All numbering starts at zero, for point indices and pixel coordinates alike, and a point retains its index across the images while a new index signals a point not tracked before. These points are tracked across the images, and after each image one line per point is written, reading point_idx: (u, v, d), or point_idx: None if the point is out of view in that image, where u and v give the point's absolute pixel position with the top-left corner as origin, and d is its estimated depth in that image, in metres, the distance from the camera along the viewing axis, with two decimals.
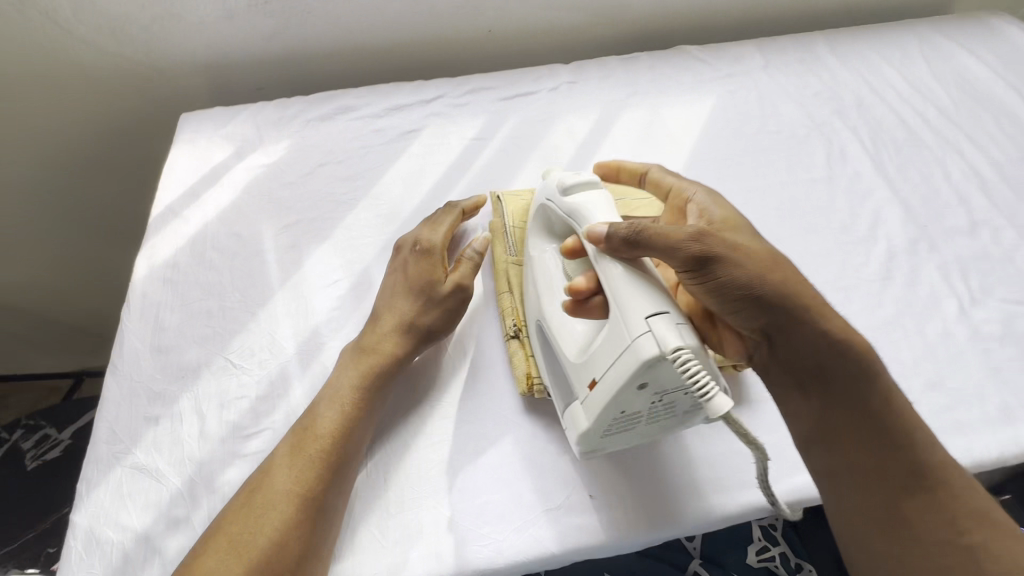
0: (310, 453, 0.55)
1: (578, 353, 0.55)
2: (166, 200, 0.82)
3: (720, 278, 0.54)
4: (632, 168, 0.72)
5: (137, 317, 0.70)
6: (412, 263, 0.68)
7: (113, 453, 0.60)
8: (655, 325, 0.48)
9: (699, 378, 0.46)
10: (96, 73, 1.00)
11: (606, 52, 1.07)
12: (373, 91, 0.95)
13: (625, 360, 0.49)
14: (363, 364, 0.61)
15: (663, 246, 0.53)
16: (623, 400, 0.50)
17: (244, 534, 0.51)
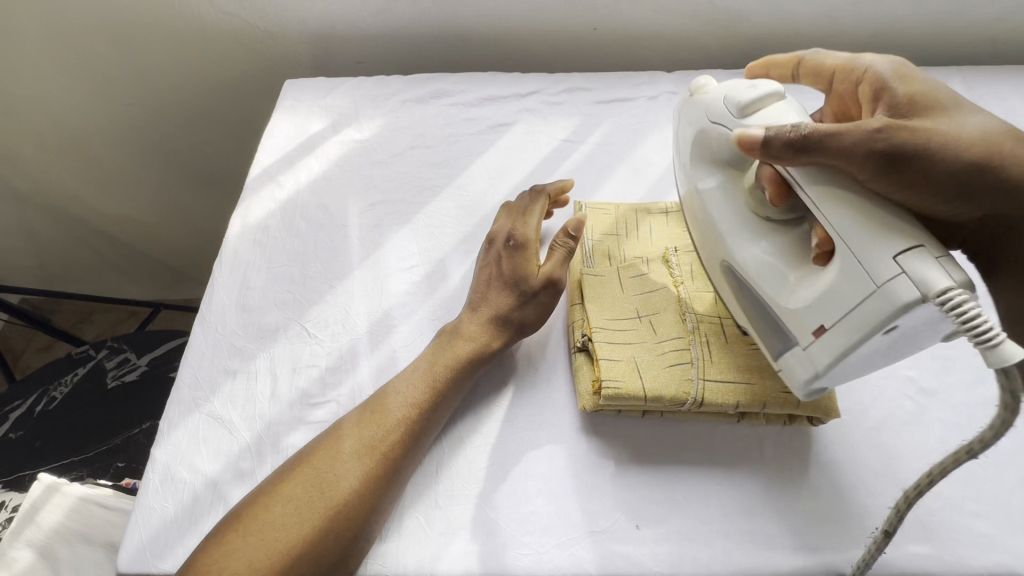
0: (382, 428, 0.57)
1: (795, 298, 0.51)
2: (264, 162, 0.86)
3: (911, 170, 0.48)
4: (784, 61, 0.64)
5: (226, 273, 0.74)
6: (508, 258, 0.69)
7: (193, 399, 0.64)
8: (908, 265, 0.42)
9: (975, 316, 0.39)
10: (214, 31, 1.06)
11: (711, 64, 1.03)
12: (470, 79, 0.95)
13: (868, 309, 0.44)
14: (442, 348, 0.63)
15: (848, 151, 0.47)
16: (866, 339, 0.46)
17: (330, 478, 0.54)
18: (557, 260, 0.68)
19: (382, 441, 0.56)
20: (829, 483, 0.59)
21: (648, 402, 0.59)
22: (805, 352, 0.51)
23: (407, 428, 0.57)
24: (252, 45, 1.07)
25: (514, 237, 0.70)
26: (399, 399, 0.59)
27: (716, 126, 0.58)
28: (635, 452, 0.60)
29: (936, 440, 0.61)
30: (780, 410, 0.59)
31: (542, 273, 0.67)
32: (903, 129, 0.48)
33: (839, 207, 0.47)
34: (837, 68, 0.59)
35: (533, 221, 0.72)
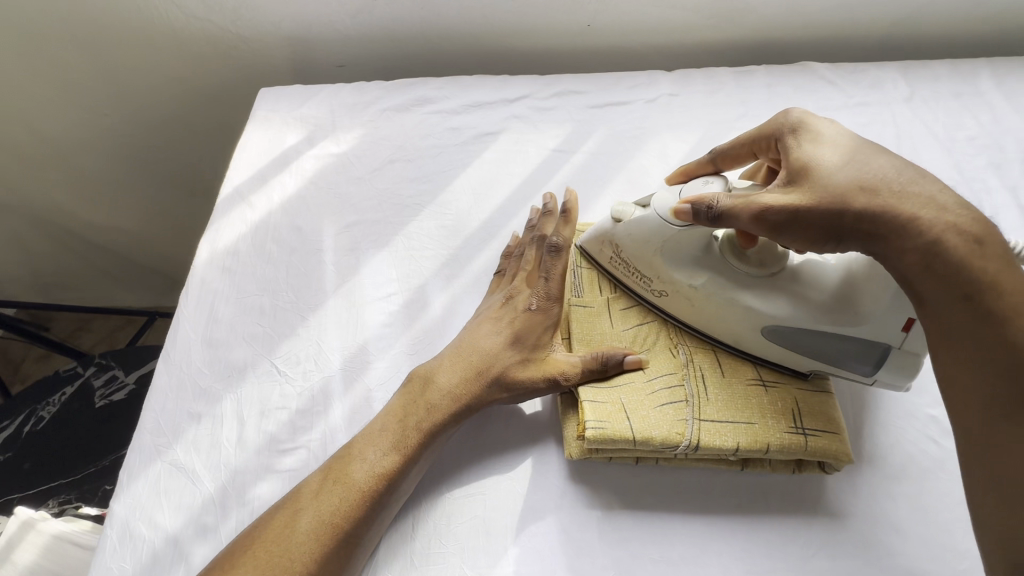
0: (340, 494, 0.50)
1: (866, 313, 0.53)
2: (235, 180, 0.81)
3: (800, 223, 0.50)
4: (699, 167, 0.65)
5: (193, 303, 0.70)
6: (527, 317, 0.60)
7: (154, 446, 0.60)
8: None
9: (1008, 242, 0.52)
10: (186, 36, 1.00)
11: (716, 60, 0.95)
12: (456, 83, 0.89)
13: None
14: (425, 407, 0.55)
15: (745, 216, 0.51)
16: None
17: (284, 560, 0.47)
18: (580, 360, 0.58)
19: (337, 513, 0.50)
20: (844, 541, 0.53)
21: (637, 446, 0.53)
22: (903, 349, 0.53)
23: (368, 499, 0.51)
24: (226, 49, 1.02)
25: (539, 301, 0.61)
26: (364, 465, 0.52)
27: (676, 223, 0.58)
28: (628, 505, 0.55)
29: (962, 490, 0.55)
30: (783, 455, 0.54)
31: (555, 363, 0.58)
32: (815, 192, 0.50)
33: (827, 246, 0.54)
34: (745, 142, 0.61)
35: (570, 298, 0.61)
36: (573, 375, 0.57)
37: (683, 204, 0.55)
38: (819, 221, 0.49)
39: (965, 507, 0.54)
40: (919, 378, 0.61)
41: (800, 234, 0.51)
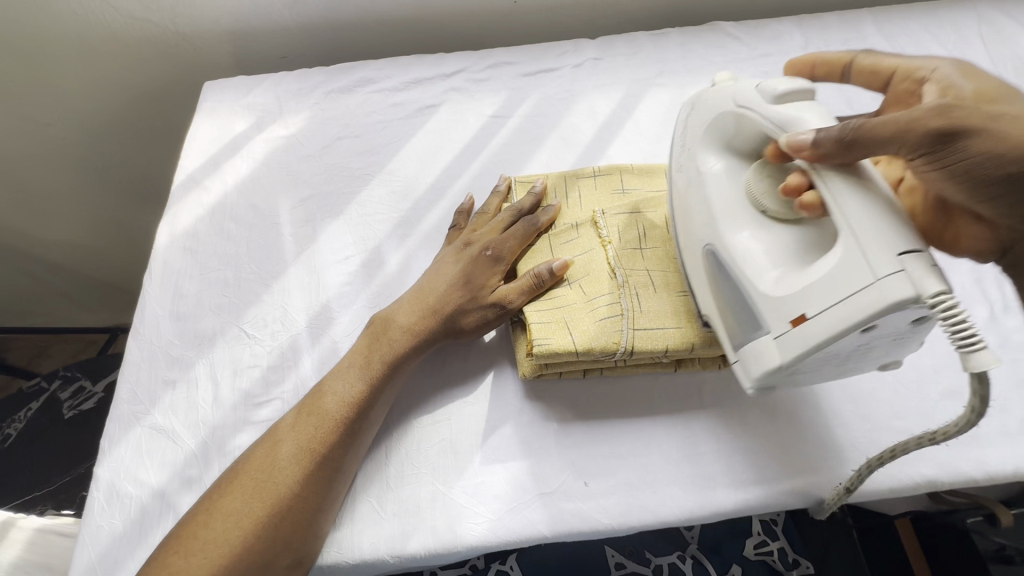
0: (317, 422, 0.56)
1: (778, 283, 0.50)
2: (188, 168, 0.84)
3: (973, 152, 0.46)
4: (833, 59, 0.59)
5: (158, 284, 0.73)
6: (476, 261, 0.65)
7: (133, 414, 0.63)
8: (908, 264, 0.41)
9: (961, 321, 0.39)
10: (126, 37, 1.02)
11: (635, 25, 1.03)
12: (395, 63, 0.94)
13: (856, 303, 0.43)
14: (387, 344, 0.61)
15: (884, 145, 0.46)
16: (842, 333, 0.44)
17: (269, 483, 0.53)
18: (523, 281, 0.63)
19: (317, 438, 0.55)
20: (767, 419, 0.61)
21: (581, 356, 0.60)
22: (776, 341, 0.49)
23: (342, 424, 0.56)
24: (166, 48, 1.04)
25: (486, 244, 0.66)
26: (335, 397, 0.58)
27: (744, 109, 0.54)
28: (580, 412, 0.61)
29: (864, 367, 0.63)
30: (709, 352, 0.61)
31: (498, 291, 0.63)
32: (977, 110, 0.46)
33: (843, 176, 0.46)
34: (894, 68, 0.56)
35: (515, 242, 0.67)
36: (518, 303, 0.62)
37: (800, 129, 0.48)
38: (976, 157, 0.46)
39: (867, 380, 0.63)
40: None
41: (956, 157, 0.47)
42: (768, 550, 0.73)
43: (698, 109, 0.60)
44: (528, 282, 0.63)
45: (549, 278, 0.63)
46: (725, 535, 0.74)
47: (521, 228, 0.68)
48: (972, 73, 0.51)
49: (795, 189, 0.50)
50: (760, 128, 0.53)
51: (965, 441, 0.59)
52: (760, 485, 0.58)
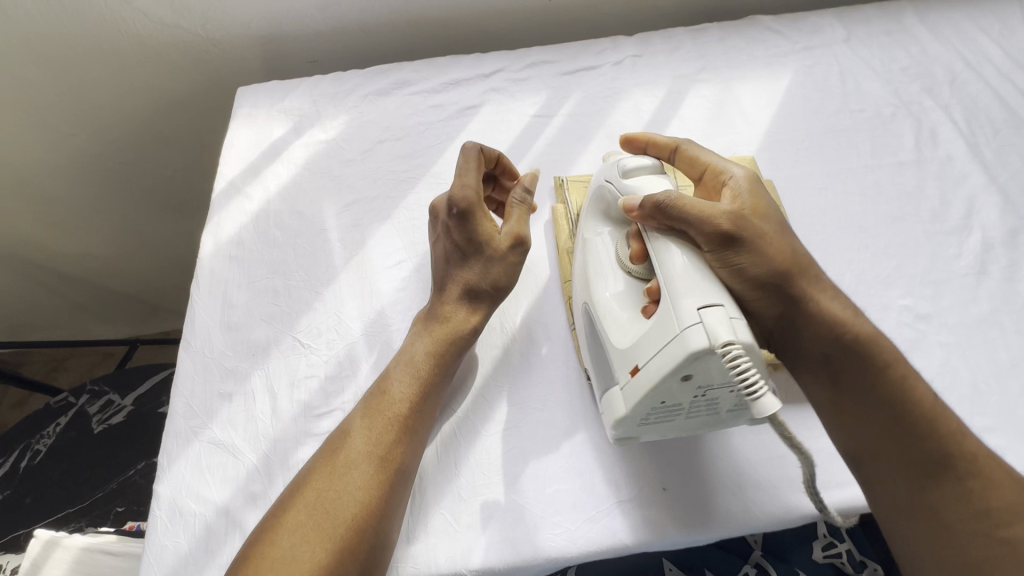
0: (385, 418, 0.55)
1: (621, 337, 0.52)
2: (227, 175, 0.82)
3: (741, 257, 0.51)
4: (663, 143, 0.64)
5: (206, 293, 0.71)
6: (453, 223, 0.60)
7: (190, 428, 0.62)
8: (706, 316, 0.44)
9: (747, 374, 0.42)
10: (155, 45, 1.00)
11: (669, 22, 1.02)
12: (431, 65, 0.92)
13: (670, 351, 0.45)
14: (429, 342, 0.59)
15: (693, 221, 0.51)
16: (666, 382, 0.46)
17: (331, 495, 0.50)
18: (516, 216, 0.62)
19: (386, 441, 0.53)
20: None
21: None
22: (623, 389, 0.50)
23: (409, 422, 0.55)
24: (193, 53, 1.02)
25: (453, 198, 0.59)
26: (389, 400, 0.56)
27: (607, 185, 0.60)
28: None
29: (938, 364, 0.62)
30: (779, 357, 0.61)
31: (496, 236, 0.60)
32: (749, 230, 0.52)
33: (673, 251, 0.51)
34: (705, 166, 0.60)
35: (473, 179, 0.61)
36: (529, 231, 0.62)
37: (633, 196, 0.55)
38: (746, 257, 0.51)
39: (943, 378, 0.61)
40: (886, 274, 0.68)
41: (728, 255, 0.51)
42: (837, 552, 0.71)
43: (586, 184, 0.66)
44: (523, 212, 0.61)
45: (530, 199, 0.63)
46: (792, 540, 0.71)
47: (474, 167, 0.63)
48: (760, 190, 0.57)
49: (638, 255, 0.56)
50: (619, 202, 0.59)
51: None
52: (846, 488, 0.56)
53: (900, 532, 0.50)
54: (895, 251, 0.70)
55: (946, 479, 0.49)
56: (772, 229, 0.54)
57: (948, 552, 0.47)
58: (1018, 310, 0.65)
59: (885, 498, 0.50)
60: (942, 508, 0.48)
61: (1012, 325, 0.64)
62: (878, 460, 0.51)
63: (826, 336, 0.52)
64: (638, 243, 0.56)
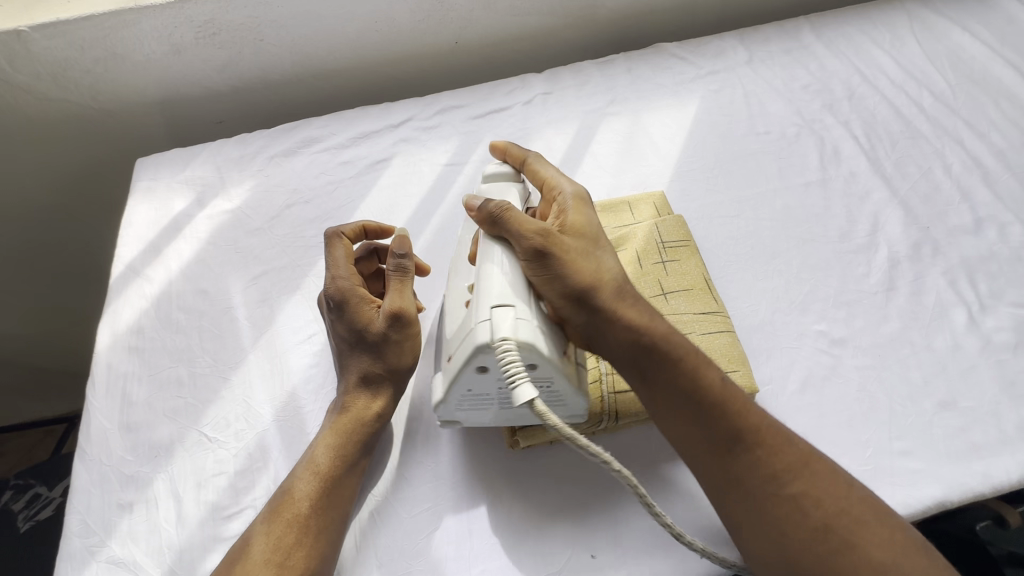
0: (285, 520, 0.52)
1: (449, 330, 0.56)
2: (125, 257, 0.77)
3: (551, 265, 0.51)
4: (516, 155, 0.64)
5: (103, 392, 0.66)
6: (336, 318, 0.59)
7: (87, 548, 0.57)
8: (494, 315, 0.48)
9: (514, 372, 0.46)
10: (44, 120, 0.95)
11: (580, 54, 1.02)
12: (339, 119, 0.90)
13: (466, 343, 0.49)
14: (328, 433, 0.57)
15: (510, 228, 0.52)
16: (462, 373, 0.50)
17: None
18: (394, 289, 0.58)
19: (286, 556, 0.50)
20: None
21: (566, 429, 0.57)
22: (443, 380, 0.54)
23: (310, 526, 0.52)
24: (89, 124, 0.97)
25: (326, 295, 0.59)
26: (287, 499, 0.53)
27: None
28: (574, 478, 0.58)
29: (855, 389, 0.62)
30: None
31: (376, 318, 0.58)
32: (557, 240, 0.52)
33: (494, 249, 0.53)
34: (547, 182, 0.60)
35: (345, 271, 0.60)
36: (412, 301, 0.58)
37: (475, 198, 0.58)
38: (553, 265, 0.51)
39: (861, 403, 0.61)
40: (800, 300, 0.68)
41: (540, 263, 0.51)
42: None
43: None
44: (399, 284, 0.58)
45: (407, 265, 0.59)
46: None
47: (345, 253, 0.63)
48: (585, 209, 0.56)
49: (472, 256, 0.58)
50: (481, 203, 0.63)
51: (970, 456, 0.58)
52: None
53: (715, 501, 0.49)
54: (808, 275, 0.70)
55: (740, 452, 0.48)
56: (584, 244, 0.53)
57: (757, 517, 0.46)
58: (927, 324, 0.66)
59: (702, 478, 0.49)
60: (745, 477, 0.47)
61: (923, 341, 0.65)
62: (686, 445, 0.50)
63: (633, 343, 0.51)
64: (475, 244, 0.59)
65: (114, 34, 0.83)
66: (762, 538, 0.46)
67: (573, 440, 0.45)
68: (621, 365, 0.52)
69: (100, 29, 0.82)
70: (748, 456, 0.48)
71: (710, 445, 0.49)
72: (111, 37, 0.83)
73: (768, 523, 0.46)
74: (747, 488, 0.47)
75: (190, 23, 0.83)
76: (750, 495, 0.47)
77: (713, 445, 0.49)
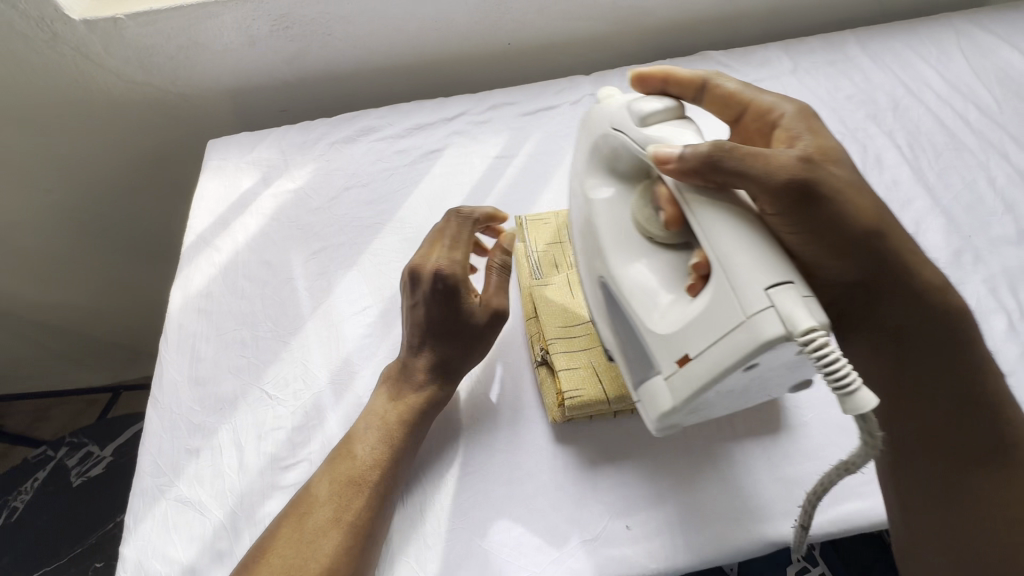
0: (349, 481, 0.56)
1: (660, 321, 0.50)
2: (196, 228, 0.83)
3: (828, 211, 0.49)
4: (686, 79, 0.60)
5: (174, 348, 0.72)
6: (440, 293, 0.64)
7: (157, 487, 0.62)
8: (777, 300, 0.42)
9: (834, 363, 0.40)
10: (127, 102, 1.02)
11: (627, 59, 1.06)
12: (395, 110, 0.95)
13: (733, 341, 0.43)
14: (404, 404, 0.61)
15: (753, 173, 0.47)
16: (724, 372, 0.44)
17: (296, 560, 0.52)
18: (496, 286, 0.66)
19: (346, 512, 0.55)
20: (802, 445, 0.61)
21: (612, 404, 0.61)
22: (665, 376, 0.49)
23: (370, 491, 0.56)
24: (165, 109, 1.05)
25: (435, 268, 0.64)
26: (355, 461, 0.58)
27: (614, 135, 0.56)
28: (612, 454, 0.61)
29: None
30: None
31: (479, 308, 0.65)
32: (828, 176, 0.50)
33: (717, 221, 0.47)
34: (767, 107, 0.57)
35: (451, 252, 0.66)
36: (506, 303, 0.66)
37: (665, 146, 0.50)
38: (821, 215, 0.49)
39: None
40: None
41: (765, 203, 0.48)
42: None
43: (586, 129, 0.61)
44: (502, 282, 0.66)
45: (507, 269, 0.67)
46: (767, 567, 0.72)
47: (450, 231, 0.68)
48: (819, 130, 0.54)
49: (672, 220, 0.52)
50: (632, 152, 0.55)
51: None
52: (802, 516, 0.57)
53: (904, 480, 0.53)
54: None
55: (946, 443, 0.52)
56: (848, 173, 0.52)
57: (937, 501, 0.52)
58: None
59: (907, 465, 0.53)
60: (943, 465, 0.52)
61: None
62: (923, 429, 0.53)
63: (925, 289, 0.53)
64: (670, 205, 0.52)
65: (198, 25, 0.90)
66: (930, 522, 0.52)
67: (873, 445, 0.42)
68: (883, 316, 0.54)
69: (186, 20, 0.89)
70: (956, 450, 0.52)
71: (957, 438, 0.52)
72: (195, 27, 0.90)
73: (990, 520, 0.50)
74: (947, 482, 0.52)
75: (266, 17, 0.90)
76: (949, 490, 0.52)
77: (965, 438, 0.52)
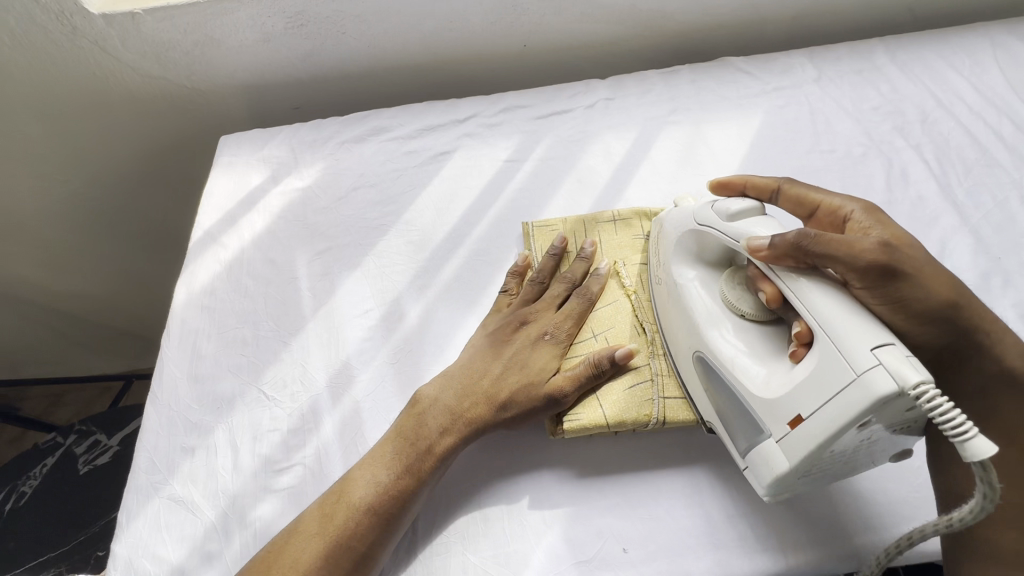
0: (341, 517, 0.54)
1: (767, 387, 0.51)
2: (204, 224, 0.84)
3: (906, 289, 0.48)
4: (762, 184, 0.61)
5: (176, 345, 0.72)
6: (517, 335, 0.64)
7: (151, 484, 0.62)
8: (884, 358, 0.43)
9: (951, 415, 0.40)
10: (144, 96, 1.03)
11: (644, 64, 1.04)
12: (407, 110, 0.94)
13: (847, 399, 0.44)
14: (428, 440, 0.58)
15: (840, 256, 0.48)
16: (839, 433, 0.44)
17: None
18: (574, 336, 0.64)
19: (341, 529, 0.54)
20: None
21: (612, 427, 0.60)
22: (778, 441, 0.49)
23: (374, 514, 0.55)
24: (182, 103, 1.05)
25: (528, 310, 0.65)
26: (367, 499, 0.55)
27: (705, 229, 0.58)
28: (611, 474, 0.60)
29: None
30: None
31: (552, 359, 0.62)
32: (908, 256, 0.49)
33: (819, 293, 0.48)
34: (817, 203, 0.57)
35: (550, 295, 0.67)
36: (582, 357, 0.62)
37: (753, 236, 0.52)
38: (898, 294, 0.48)
39: None
40: None
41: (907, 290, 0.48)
42: None
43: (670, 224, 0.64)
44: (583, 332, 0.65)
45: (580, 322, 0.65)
46: None
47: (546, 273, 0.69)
48: (885, 219, 0.53)
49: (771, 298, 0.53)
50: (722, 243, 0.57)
51: None
52: (807, 548, 0.55)
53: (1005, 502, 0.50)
54: None
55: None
56: (924, 258, 0.50)
57: None
58: None
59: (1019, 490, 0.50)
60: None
61: None
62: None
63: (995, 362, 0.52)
64: (767, 285, 0.53)
65: (213, 20, 0.90)
66: None
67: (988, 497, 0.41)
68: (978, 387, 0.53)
69: (201, 15, 0.89)
70: None
71: None
72: (210, 22, 0.90)
73: None
74: None
75: (281, 14, 0.89)
76: None
77: None
